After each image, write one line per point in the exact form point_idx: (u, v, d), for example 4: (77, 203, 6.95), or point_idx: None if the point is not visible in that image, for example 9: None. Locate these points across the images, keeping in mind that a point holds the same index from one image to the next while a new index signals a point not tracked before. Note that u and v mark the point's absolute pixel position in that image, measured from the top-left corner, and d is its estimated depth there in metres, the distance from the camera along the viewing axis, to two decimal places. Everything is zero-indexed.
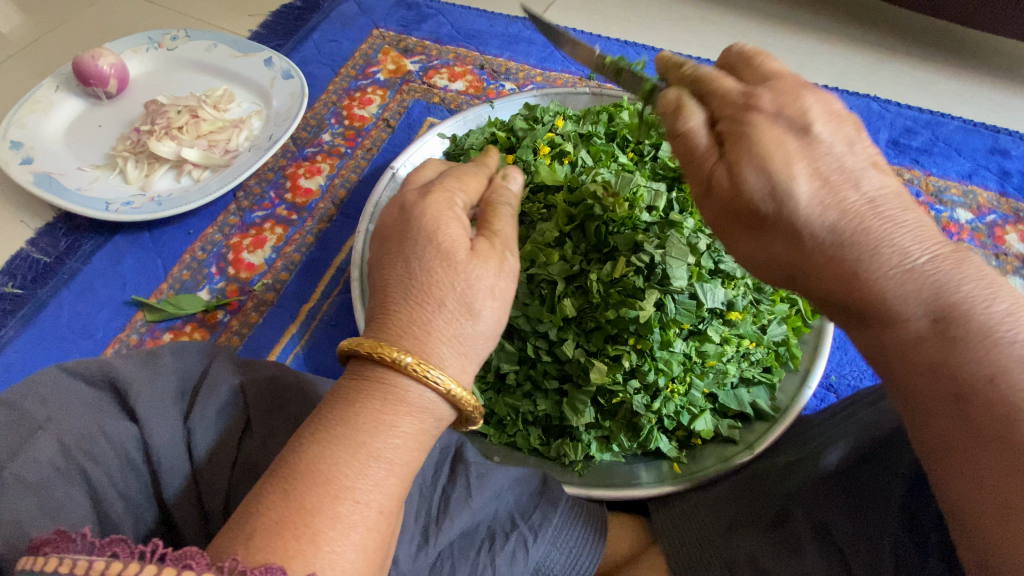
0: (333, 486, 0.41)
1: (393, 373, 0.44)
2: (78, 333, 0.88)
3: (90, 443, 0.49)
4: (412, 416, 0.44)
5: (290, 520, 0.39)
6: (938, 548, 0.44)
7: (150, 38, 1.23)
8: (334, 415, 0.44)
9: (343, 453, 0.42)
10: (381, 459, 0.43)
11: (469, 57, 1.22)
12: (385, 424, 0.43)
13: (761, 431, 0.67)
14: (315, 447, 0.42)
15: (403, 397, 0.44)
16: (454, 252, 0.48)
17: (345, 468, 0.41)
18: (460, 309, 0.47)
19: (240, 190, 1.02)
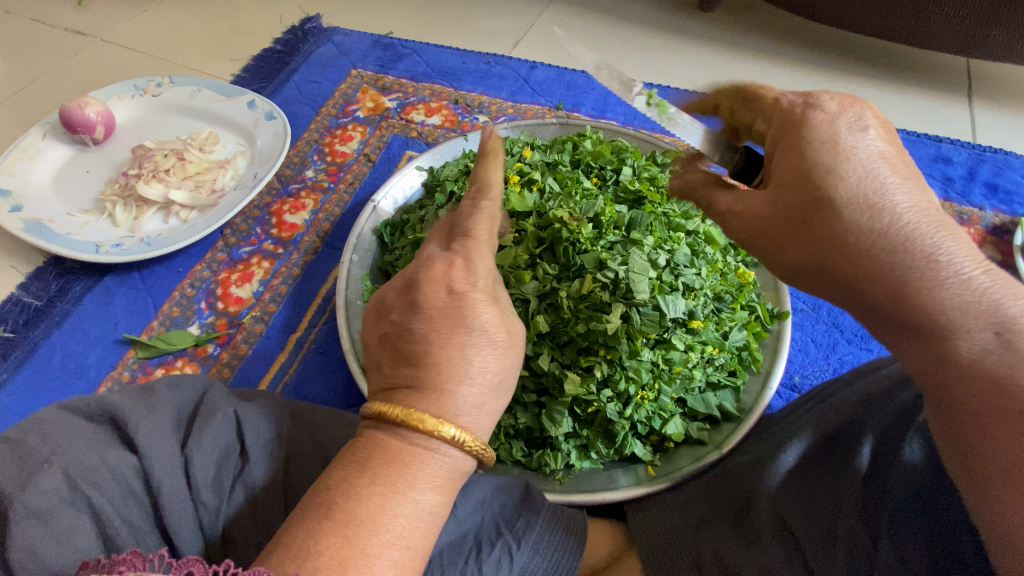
0: (387, 536, 0.45)
1: (446, 446, 0.49)
2: (71, 373, 0.90)
3: (93, 473, 0.52)
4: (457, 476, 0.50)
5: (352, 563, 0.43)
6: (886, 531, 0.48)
7: (135, 85, 1.29)
8: (391, 472, 0.47)
9: (399, 497, 0.46)
10: (431, 510, 0.48)
11: (444, 93, 1.29)
12: (437, 485, 0.48)
13: (727, 432, 0.71)
14: (378, 498, 0.46)
15: (453, 463, 0.49)
16: (502, 341, 0.52)
17: (401, 515, 0.46)
18: (499, 390, 0.52)
19: (227, 227, 1.06)
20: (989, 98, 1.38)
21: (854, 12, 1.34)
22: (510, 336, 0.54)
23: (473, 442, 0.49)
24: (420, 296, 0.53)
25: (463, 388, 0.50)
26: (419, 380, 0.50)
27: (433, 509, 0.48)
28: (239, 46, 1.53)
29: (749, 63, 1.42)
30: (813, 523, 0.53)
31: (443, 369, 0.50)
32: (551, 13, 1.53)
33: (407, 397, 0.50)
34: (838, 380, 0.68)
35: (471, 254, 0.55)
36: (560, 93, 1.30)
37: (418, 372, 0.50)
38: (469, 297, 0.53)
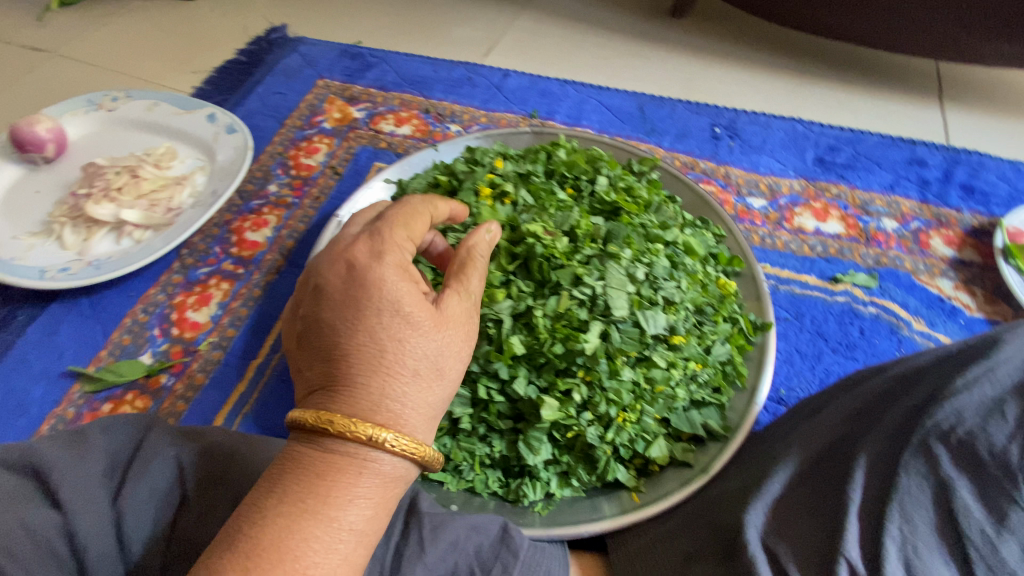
0: (302, 564, 0.43)
1: (366, 449, 0.47)
2: (10, 411, 0.83)
3: (6, 537, 0.46)
4: (394, 480, 0.48)
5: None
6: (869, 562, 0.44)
7: (89, 100, 1.22)
8: (303, 489, 0.45)
9: (313, 519, 0.44)
10: (357, 527, 0.46)
11: (414, 103, 1.25)
12: (365, 493, 0.46)
13: (714, 452, 0.67)
14: (285, 520, 0.43)
15: (376, 466, 0.47)
16: (429, 320, 0.50)
17: (314, 537, 0.43)
18: (433, 375, 0.51)
19: (185, 248, 1.00)
20: (960, 99, 1.38)
21: (825, 15, 1.33)
22: (436, 315, 0.51)
23: (401, 439, 0.47)
24: (324, 281, 0.52)
25: (388, 379, 0.48)
26: (334, 377, 0.49)
27: (361, 524, 0.46)
28: (201, 58, 1.47)
29: (723, 68, 1.41)
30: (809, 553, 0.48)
31: (360, 360, 0.48)
32: (523, 20, 1.51)
33: (322, 398, 0.48)
34: (828, 392, 0.65)
35: (379, 231, 0.54)
36: (534, 101, 1.27)
37: (332, 368, 0.49)
38: (386, 274, 0.50)
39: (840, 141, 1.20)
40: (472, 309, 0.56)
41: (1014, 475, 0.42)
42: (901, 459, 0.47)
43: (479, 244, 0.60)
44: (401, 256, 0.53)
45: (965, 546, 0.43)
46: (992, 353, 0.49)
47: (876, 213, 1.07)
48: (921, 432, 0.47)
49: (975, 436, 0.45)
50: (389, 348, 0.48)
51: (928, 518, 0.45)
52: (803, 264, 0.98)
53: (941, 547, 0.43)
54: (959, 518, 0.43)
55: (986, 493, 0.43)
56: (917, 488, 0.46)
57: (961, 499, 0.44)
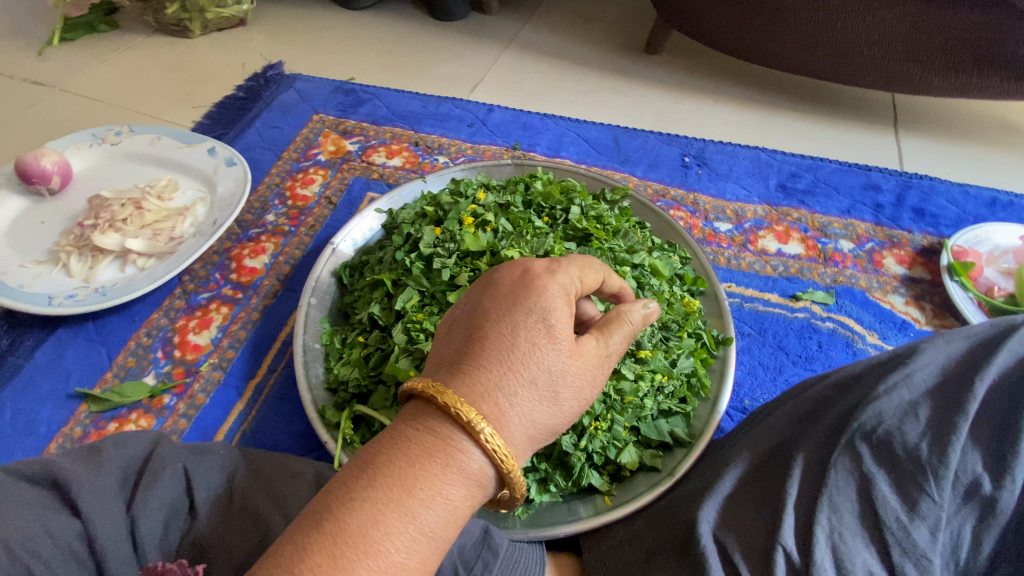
0: (382, 560, 0.41)
1: (461, 438, 0.45)
2: (20, 430, 0.87)
3: (33, 542, 0.51)
4: (475, 488, 0.46)
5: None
6: (801, 546, 0.52)
7: (94, 135, 1.29)
8: (392, 474, 0.43)
9: (396, 513, 0.42)
10: (437, 529, 0.44)
11: (405, 136, 1.33)
12: (451, 494, 0.44)
13: (680, 457, 0.73)
14: (370, 508, 0.42)
15: (466, 462, 0.45)
16: (567, 346, 0.51)
17: (395, 531, 0.42)
18: (548, 399, 0.50)
19: (186, 274, 1.06)
20: (914, 128, 1.49)
21: (786, 54, 1.44)
22: (577, 348, 0.52)
23: (502, 448, 0.46)
24: (496, 273, 0.54)
25: (515, 380, 0.48)
26: (466, 352, 0.49)
27: (440, 526, 0.44)
28: (201, 93, 1.55)
29: (694, 101, 1.51)
30: (752, 536, 0.55)
31: (495, 351, 0.49)
32: (506, 57, 1.61)
33: (445, 375, 0.49)
34: (781, 400, 0.72)
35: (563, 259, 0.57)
36: (517, 134, 1.36)
37: (470, 346, 0.49)
38: (555, 295, 0.52)
39: (801, 168, 1.29)
40: (605, 362, 0.55)
41: (925, 468, 0.49)
42: (830, 458, 0.54)
43: (634, 312, 0.59)
44: (569, 285, 0.54)
45: (883, 532, 0.50)
46: (910, 361, 0.54)
47: (834, 235, 1.16)
48: (848, 433, 0.53)
49: (892, 436, 0.51)
50: (525, 352, 0.49)
51: (852, 509, 0.51)
52: (765, 283, 1.06)
53: (862, 534, 0.50)
54: (878, 508, 0.50)
55: (900, 485, 0.50)
56: (844, 482, 0.52)
57: (880, 492, 0.50)
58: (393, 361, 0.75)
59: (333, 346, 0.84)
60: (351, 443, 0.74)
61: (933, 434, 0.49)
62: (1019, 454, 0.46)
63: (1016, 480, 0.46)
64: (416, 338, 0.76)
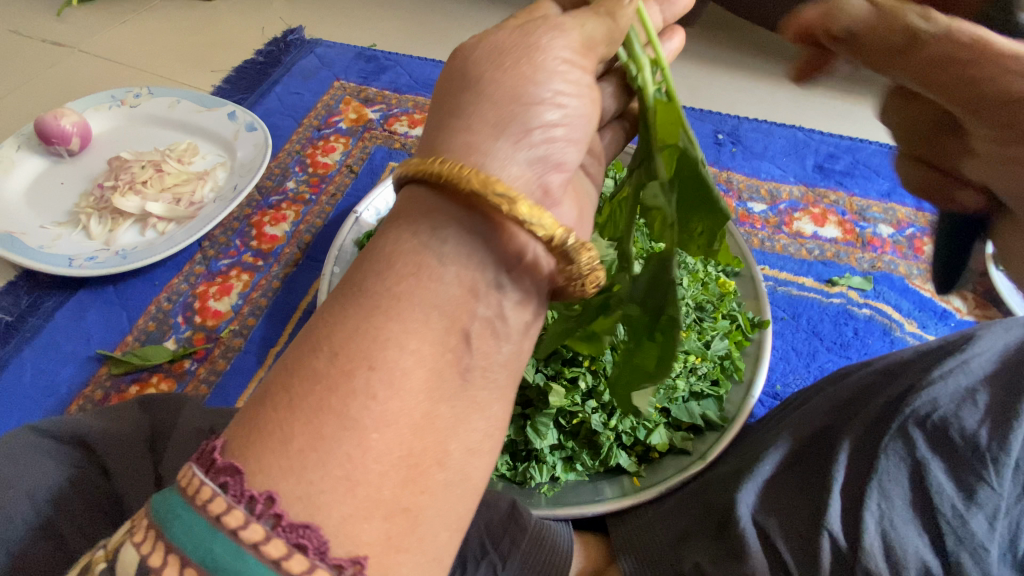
0: (352, 379, 0.35)
1: (440, 205, 0.40)
2: (42, 391, 0.87)
3: (58, 497, 0.51)
4: (462, 255, 0.40)
5: (326, 430, 0.34)
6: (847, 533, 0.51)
7: (113, 96, 1.26)
8: (372, 283, 0.38)
9: (359, 316, 0.37)
10: (425, 319, 0.38)
11: (427, 105, 1.29)
12: (433, 270, 0.39)
13: (712, 441, 0.71)
14: (348, 327, 0.37)
15: (447, 228, 0.40)
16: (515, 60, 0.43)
17: (364, 338, 0.36)
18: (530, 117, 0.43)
19: (206, 240, 1.04)
20: None
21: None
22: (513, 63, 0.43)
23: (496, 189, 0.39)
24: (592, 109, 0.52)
25: (468, 98, 0.42)
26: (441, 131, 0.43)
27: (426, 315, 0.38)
28: (220, 57, 1.52)
29: (729, 75, 1.44)
30: (795, 522, 0.55)
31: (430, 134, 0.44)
32: None
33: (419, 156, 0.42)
34: (811, 389, 0.71)
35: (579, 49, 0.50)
36: None
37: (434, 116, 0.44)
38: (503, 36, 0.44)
39: (839, 149, 1.23)
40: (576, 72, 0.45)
41: (983, 455, 0.48)
42: (880, 445, 0.53)
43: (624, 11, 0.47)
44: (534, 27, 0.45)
45: (938, 519, 0.48)
46: (966, 348, 0.55)
47: (873, 219, 1.09)
48: (901, 417, 0.53)
49: (948, 421, 0.51)
50: (466, 152, 0.41)
51: (903, 495, 0.50)
52: (800, 267, 1.02)
53: (915, 520, 0.49)
54: (933, 495, 0.49)
55: (958, 473, 0.49)
56: (894, 468, 0.52)
57: (935, 480, 0.49)
58: None
59: None
60: None
61: (993, 421, 0.49)
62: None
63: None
64: None
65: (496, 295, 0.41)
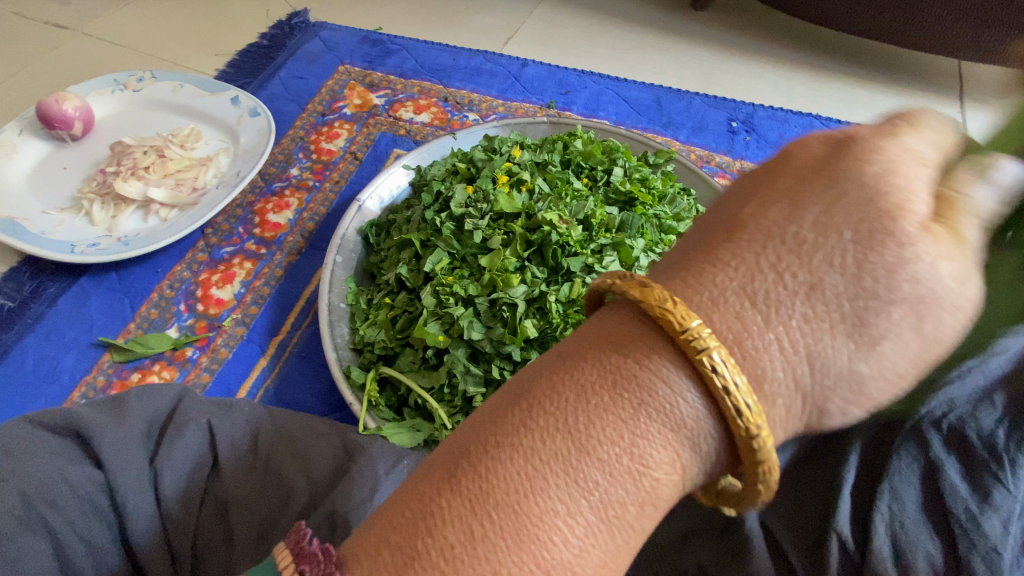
0: (537, 547, 0.30)
1: (674, 396, 0.30)
2: (44, 377, 0.87)
3: (51, 489, 0.51)
4: (684, 451, 0.31)
5: (479, 563, 0.30)
6: (855, 537, 0.44)
7: (116, 80, 1.25)
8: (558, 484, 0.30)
9: (568, 452, 0.30)
10: (597, 518, 0.30)
11: (433, 91, 1.26)
12: (650, 448, 0.30)
13: None
14: (522, 524, 0.30)
15: (669, 442, 0.30)
16: (871, 212, 0.28)
17: (560, 491, 0.30)
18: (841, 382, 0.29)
19: (209, 227, 1.03)
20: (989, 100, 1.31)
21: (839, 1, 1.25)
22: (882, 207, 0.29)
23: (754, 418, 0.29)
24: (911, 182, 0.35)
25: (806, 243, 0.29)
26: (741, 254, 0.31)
27: (631, 509, 0.30)
28: (225, 40, 1.50)
29: (745, 61, 1.39)
30: (799, 528, 0.48)
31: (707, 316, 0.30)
32: (542, 10, 1.50)
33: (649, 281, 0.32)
34: None
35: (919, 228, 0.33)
36: (552, 91, 1.27)
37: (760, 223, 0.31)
38: (872, 137, 0.30)
39: None
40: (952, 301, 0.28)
41: (1001, 456, 0.39)
42: (891, 445, 0.44)
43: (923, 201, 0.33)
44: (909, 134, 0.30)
45: (948, 522, 0.40)
46: None
47: None
48: (914, 418, 0.42)
49: (965, 422, 0.40)
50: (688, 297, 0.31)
51: (915, 496, 0.42)
52: None
53: (926, 522, 0.41)
54: (947, 497, 0.40)
55: (973, 476, 0.40)
56: (907, 469, 0.42)
57: (951, 480, 0.40)
58: (421, 324, 0.73)
59: (359, 307, 0.81)
60: (377, 405, 0.73)
61: (1013, 421, 0.39)
62: None
63: None
64: (446, 301, 0.74)
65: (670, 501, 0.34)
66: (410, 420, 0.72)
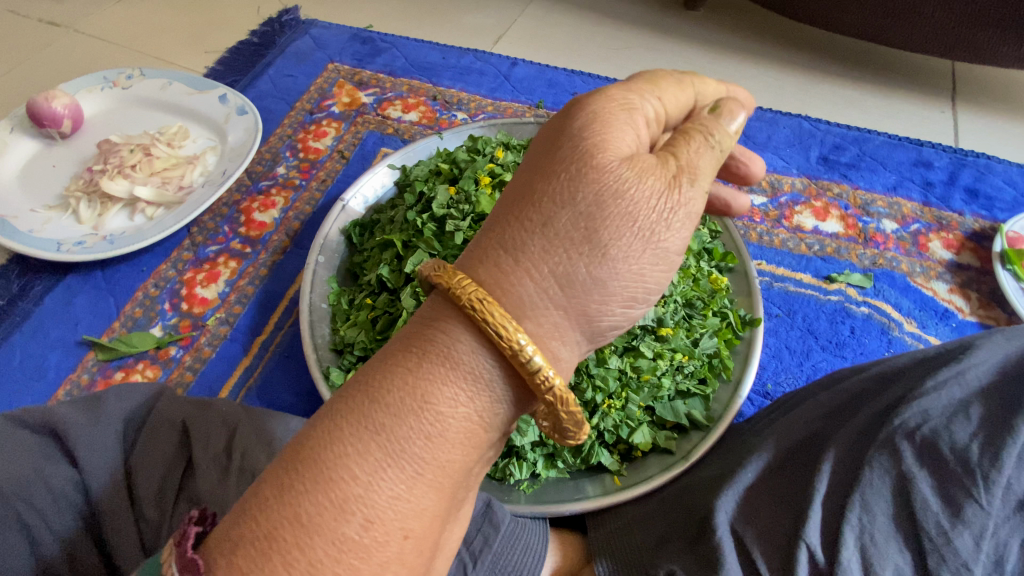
0: (339, 494, 0.36)
1: (454, 343, 0.39)
2: (30, 374, 0.88)
3: (26, 490, 0.52)
4: (459, 391, 0.39)
5: (308, 504, 0.36)
6: (827, 546, 0.48)
7: (104, 77, 1.24)
8: (366, 423, 0.38)
9: (366, 399, 0.39)
10: (402, 446, 0.38)
11: (422, 89, 1.26)
12: (433, 389, 0.38)
13: (696, 441, 0.70)
14: (337, 460, 0.37)
15: (454, 378, 0.39)
16: (593, 159, 0.40)
17: (369, 426, 0.38)
18: (588, 286, 0.41)
19: (195, 225, 1.03)
20: (982, 101, 1.31)
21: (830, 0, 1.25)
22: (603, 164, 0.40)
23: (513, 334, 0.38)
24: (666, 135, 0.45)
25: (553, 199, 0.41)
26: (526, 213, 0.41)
27: (430, 432, 0.38)
28: (215, 37, 1.49)
29: (735, 61, 1.39)
30: (772, 532, 0.52)
31: (490, 239, 0.42)
32: (534, 8, 1.50)
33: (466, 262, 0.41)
34: (804, 393, 0.69)
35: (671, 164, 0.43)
36: (541, 91, 1.27)
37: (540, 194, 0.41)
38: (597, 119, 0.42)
39: (846, 139, 1.16)
40: (670, 216, 0.41)
41: (973, 471, 0.44)
42: (867, 455, 0.49)
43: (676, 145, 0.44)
44: (646, 106, 0.44)
45: (919, 535, 0.45)
46: (964, 357, 0.49)
47: (876, 214, 1.06)
48: (889, 429, 0.48)
49: (938, 435, 0.46)
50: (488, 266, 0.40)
51: (886, 509, 0.47)
52: (799, 263, 1.00)
53: (895, 535, 0.46)
54: (916, 509, 0.45)
55: (945, 487, 0.45)
56: (879, 480, 0.48)
57: (920, 493, 0.45)
58: (402, 326, 0.74)
59: (341, 307, 0.81)
60: None
61: (986, 437, 0.44)
62: (1013, 436, 0.43)
63: (998, 488, 0.43)
64: None
65: (483, 446, 0.42)
66: None
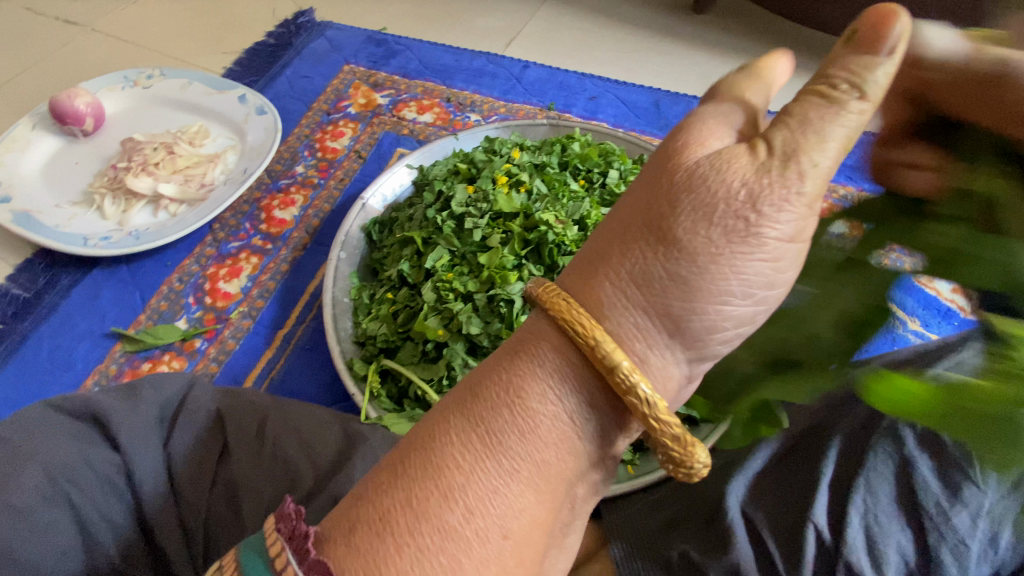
0: (444, 483, 0.37)
1: (550, 346, 0.39)
2: (59, 365, 0.91)
3: (74, 471, 0.55)
4: (562, 390, 0.38)
5: (412, 495, 0.37)
6: (832, 526, 0.52)
7: (125, 76, 1.27)
8: (464, 420, 0.39)
9: (465, 399, 0.40)
10: (500, 447, 0.38)
11: (436, 91, 1.29)
12: (529, 392, 0.38)
13: (706, 432, 0.72)
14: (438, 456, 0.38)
15: (549, 382, 0.38)
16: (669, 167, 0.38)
17: (464, 426, 0.39)
18: (670, 287, 0.37)
19: (217, 222, 1.06)
20: None
21: (836, 6, 1.28)
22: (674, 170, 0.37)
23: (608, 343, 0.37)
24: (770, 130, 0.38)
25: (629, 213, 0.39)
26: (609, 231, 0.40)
27: (522, 436, 0.38)
28: (232, 38, 1.52)
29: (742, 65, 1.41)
30: (780, 515, 0.55)
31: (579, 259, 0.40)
32: (544, 12, 1.53)
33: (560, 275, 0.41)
34: None
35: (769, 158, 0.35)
36: (552, 93, 1.30)
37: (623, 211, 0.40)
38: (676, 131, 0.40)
39: None
40: (755, 210, 0.35)
41: (967, 457, 0.49)
42: (871, 443, 0.54)
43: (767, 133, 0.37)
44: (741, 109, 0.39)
45: (920, 516, 0.50)
46: (950, 358, 0.55)
47: None
48: (892, 419, 0.54)
49: (937, 426, 0.51)
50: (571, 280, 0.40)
51: (889, 491, 0.52)
52: None
53: (898, 515, 0.51)
54: (918, 491, 0.51)
55: (942, 471, 0.50)
56: (882, 465, 0.53)
57: (921, 477, 0.51)
58: (422, 319, 0.76)
59: (362, 302, 0.84)
60: (379, 397, 0.76)
61: None
62: None
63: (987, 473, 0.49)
64: (445, 297, 0.77)
65: (590, 456, 0.40)
66: (409, 412, 0.74)
